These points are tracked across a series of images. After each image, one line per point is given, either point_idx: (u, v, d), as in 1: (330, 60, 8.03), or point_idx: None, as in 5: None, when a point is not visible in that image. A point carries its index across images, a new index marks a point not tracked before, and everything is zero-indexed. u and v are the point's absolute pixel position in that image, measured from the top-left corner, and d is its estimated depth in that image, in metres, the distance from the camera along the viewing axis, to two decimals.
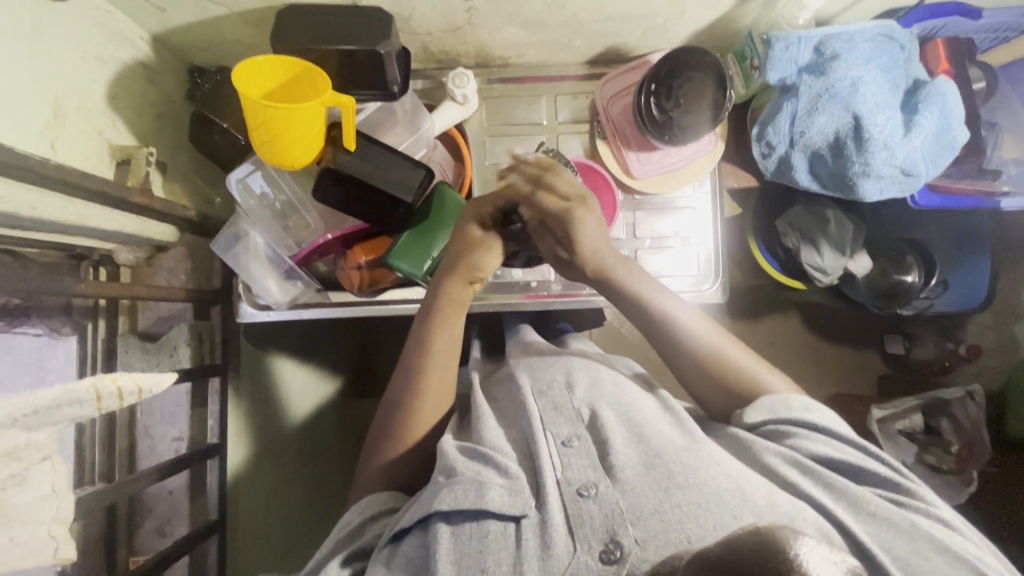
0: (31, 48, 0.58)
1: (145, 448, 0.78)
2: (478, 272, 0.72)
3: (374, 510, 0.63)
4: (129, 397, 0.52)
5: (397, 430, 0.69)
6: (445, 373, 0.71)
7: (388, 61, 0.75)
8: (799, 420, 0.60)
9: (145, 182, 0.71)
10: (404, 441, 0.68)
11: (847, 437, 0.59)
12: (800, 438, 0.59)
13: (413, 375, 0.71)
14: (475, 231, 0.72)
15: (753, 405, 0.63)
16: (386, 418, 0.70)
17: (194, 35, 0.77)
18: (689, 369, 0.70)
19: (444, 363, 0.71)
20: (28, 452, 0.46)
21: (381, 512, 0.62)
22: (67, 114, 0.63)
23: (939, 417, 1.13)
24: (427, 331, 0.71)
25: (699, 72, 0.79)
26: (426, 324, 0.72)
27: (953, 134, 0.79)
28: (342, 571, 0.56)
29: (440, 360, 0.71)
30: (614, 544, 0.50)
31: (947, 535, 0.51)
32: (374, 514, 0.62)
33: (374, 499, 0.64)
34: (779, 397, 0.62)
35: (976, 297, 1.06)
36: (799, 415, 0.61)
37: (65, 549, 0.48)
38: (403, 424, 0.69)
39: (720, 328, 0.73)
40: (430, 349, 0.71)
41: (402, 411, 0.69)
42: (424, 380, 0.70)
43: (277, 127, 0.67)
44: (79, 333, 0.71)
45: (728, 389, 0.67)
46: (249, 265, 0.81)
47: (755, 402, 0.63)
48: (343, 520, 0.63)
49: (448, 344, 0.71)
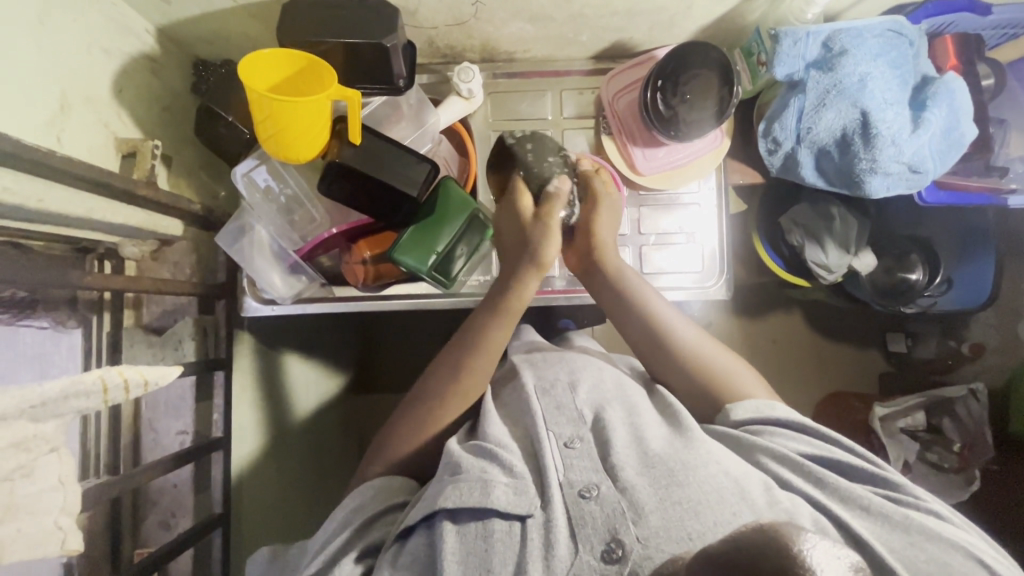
0: (38, 40, 0.58)
1: (149, 442, 0.79)
2: (544, 262, 0.72)
3: (383, 503, 0.62)
4: (136, 390, 0.52)
5: (429, 415, 0.69)
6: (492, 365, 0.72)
7: (394, 55, 0.74)
8: (778, 419, 0.62)
9: (151, 174, 0.70)
10: (431, 428, 0.69)
11: (825, 432, 0.60)
12: (782, 437, 0.60)
13: (460, 365, 0.71)
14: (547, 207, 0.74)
15: (738, 404, 0.65)
16: (414, 402, 0.71)
17: (200, 28, 0.77)
18: (674, 370, 0.71)
19: (492, 357, 0.72)
20: (36, 444, 0.46)
21: (392, 506, 0.62)
22: (73, 107, 0.63)
23: (942, 415, 1.13)
24: (487, 321, 0.72)
25: (704, 68, 0.78)
26: (485, 315, 0.72)
27: (961, 131, 0.78)
28: (356, 569, 0.57)
29: (491, 352, 0.71)
30: (615, 543, 0.50)
31: (938, 525, 0.52)
32: (387, 506, 0.62)
33: (379, 494, 0.64)
34: (764, 401, 0.64)
35: (981, 294, 1.05)
36: (778, 414, 0.63)
37: (72, 541, 0.48)
38: (426, 413, 0.69)
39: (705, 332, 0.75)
40: (486, 339, 0.71)
41: (436, 398, 0.70)
42: (469, 371, 0.70)
43: (283, 119, 0.67)
44: (84, 325, 0.71)
45: (714, 390, 0.68)
46: (253, 259, 0.81)
47: (735, 402, 0.66)
48: (347, 505, 0.63)
49: (503, 337, 0.72)
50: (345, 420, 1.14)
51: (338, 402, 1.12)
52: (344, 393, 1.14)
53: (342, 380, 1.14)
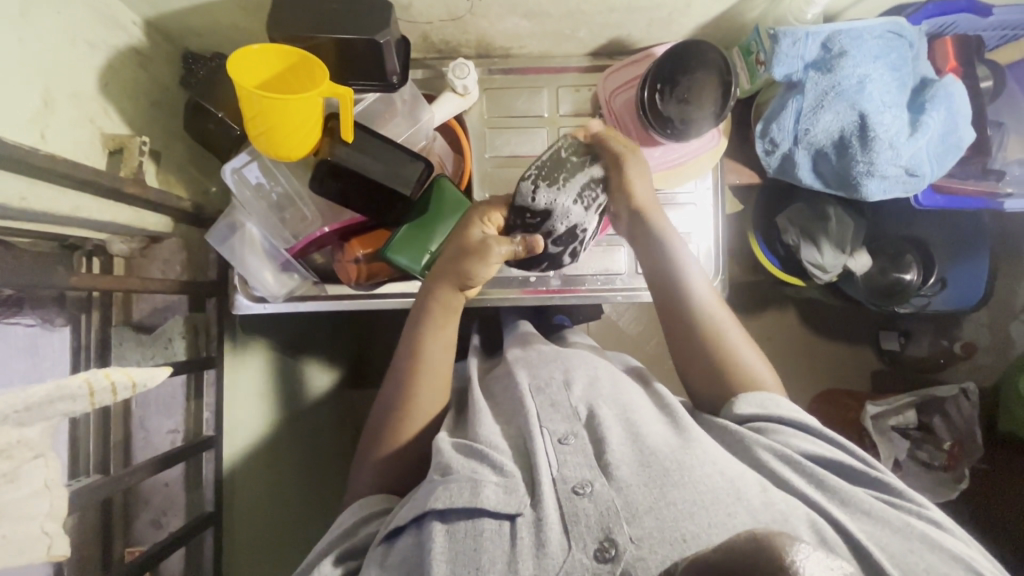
0: (20, 34, 0.57)
1: (140, 441, 0.80)
2: (469, 279, 0.70)
3: (367, 511, 0.62)
4: (123, 392, 0.51)
5: (404, 401, 0.69)
6: (436, 386, 0.70)
7: (388, 51, 0.73)
8: (783, 418, 0.62)
9: (138, 172, 0.70)
10: (418, 420, 0.69)
11: (829, 434, 0.61)
12: (793, 437, 0.60)
13: (406, 378, 0.70)
14: (473, 235, 0.71)
15: (741, 398, 0.65)
16: (380, 417, 0.70)
17: (189, 21, 0.76)
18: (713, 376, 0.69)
19: (438, 360, 0.71)
20: (20, 450, 0.45)
21: (375, 513, 0.62)
22: (57, 103, 0.62)
23: (932, 414, 1.13)
24: (421, 328, 0.71)
25: (701, 71, 0.77)
26: (419, 324, 0.72)
27: (959, 135, 0.78)
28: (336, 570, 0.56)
29: (430, 362, 0.71)
30: (609, 542, 0.49)
31: (940, 535, 0.52)
32: (367, 514, 0.62)
33: (365, 504, 0.63)
34: (769, 394, 0.64)
35: (971, 297, 1.07)
36: (783, 412, 0.62)
37: (59, 546, 0.48)
38: (396, 425, 0.68)
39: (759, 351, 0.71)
40: (421, 349, 0.71)
41: (398, 414, 0.69)
42: (414, 393, 0.69)
43: (272, 116, 0.65)
44: (72, 325, 0.71)
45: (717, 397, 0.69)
46: (245, 259, 0.80)
47: (739, 395, 0.66)
48: (336, 520, 0.63)
49: (441, 345, 0.71)
50: (337, 414, 1.14)
51: (331, 396, 1.11)
52: (336, 387, 1.14)
53: (335, 375, 1.13)
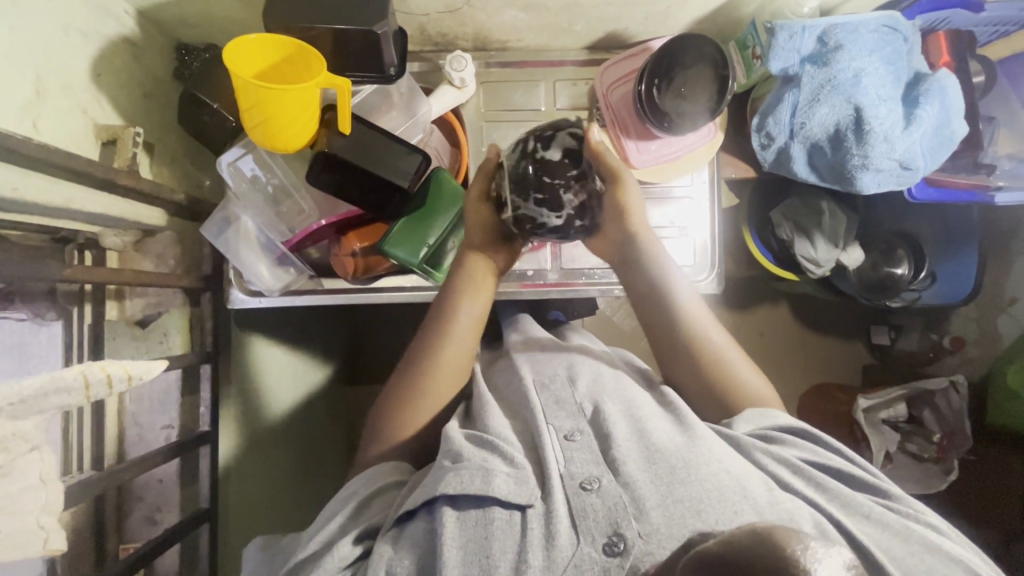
0: (10, 21, 0.55)
1: (134, 437, 0.78)
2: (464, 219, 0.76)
3: (380, 483, 0.62)
4: (119, 385, 0.51)
5: (429, 360, 0.70)
6: (457, 357, 0.71)
7: (386, 41, 0.72)
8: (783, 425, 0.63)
9: (131, 164, 0.68)
10: (425, 412, 0.69)
11: (824, 438, 0.62)
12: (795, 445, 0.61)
13: (435, 337, 0.71)
14: None
15: (741, 417, 0.65)
16: (401, 375, 0.72)
17: (183, 11, 0.75)
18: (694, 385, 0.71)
19: (470, 331, 0.72)
20: (16, 443, 0.44)
21: (388, 484, 0.62)
22: (49, 93, 0.61)
23: (922, 407, 1.15)
24: (457, 296, 0.73)
25: (697, 65, 0.78)
26: (454, 291, 0.73)
27: (951, 128, 0.79)
28: (355, 548, 0.55)
29: (461, 331, 0.72)
30: (617, 537, 0.49)
31: (937, 537, 0.53)
32: (383, 487, 0.61)
33: (381, 470, 0.63)
34: (761, 410, 0.66)
35: (962, 291, 1.07)
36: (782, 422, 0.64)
37: (55, 540, 0.47)
38: (400, 414, 0.68)
39: (746, 358, 0.73)
40: (454, 318, 0.72)
41: (408, 379, 0.70)
42: (441, 355, 0.70)
43: (267, 106, 0.64)
44: (64, 318, 0.70)
45: (720, 392, 0.69)
46: (239, 251, 0.79)
47: (740, 413, 0.66)
48: (347, 490, 0.62)
49: (471, 315, 0.73)
50: (333, 410, 1.13)
51: (326, 391, 1.10)
52: (332, 383, 1.13)
53: (330, 372, 1.12)
